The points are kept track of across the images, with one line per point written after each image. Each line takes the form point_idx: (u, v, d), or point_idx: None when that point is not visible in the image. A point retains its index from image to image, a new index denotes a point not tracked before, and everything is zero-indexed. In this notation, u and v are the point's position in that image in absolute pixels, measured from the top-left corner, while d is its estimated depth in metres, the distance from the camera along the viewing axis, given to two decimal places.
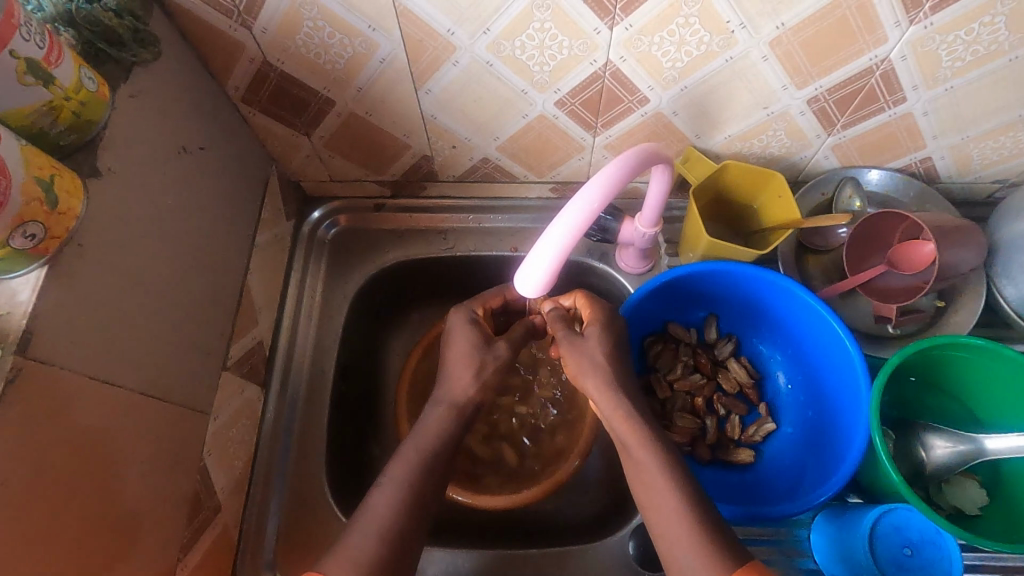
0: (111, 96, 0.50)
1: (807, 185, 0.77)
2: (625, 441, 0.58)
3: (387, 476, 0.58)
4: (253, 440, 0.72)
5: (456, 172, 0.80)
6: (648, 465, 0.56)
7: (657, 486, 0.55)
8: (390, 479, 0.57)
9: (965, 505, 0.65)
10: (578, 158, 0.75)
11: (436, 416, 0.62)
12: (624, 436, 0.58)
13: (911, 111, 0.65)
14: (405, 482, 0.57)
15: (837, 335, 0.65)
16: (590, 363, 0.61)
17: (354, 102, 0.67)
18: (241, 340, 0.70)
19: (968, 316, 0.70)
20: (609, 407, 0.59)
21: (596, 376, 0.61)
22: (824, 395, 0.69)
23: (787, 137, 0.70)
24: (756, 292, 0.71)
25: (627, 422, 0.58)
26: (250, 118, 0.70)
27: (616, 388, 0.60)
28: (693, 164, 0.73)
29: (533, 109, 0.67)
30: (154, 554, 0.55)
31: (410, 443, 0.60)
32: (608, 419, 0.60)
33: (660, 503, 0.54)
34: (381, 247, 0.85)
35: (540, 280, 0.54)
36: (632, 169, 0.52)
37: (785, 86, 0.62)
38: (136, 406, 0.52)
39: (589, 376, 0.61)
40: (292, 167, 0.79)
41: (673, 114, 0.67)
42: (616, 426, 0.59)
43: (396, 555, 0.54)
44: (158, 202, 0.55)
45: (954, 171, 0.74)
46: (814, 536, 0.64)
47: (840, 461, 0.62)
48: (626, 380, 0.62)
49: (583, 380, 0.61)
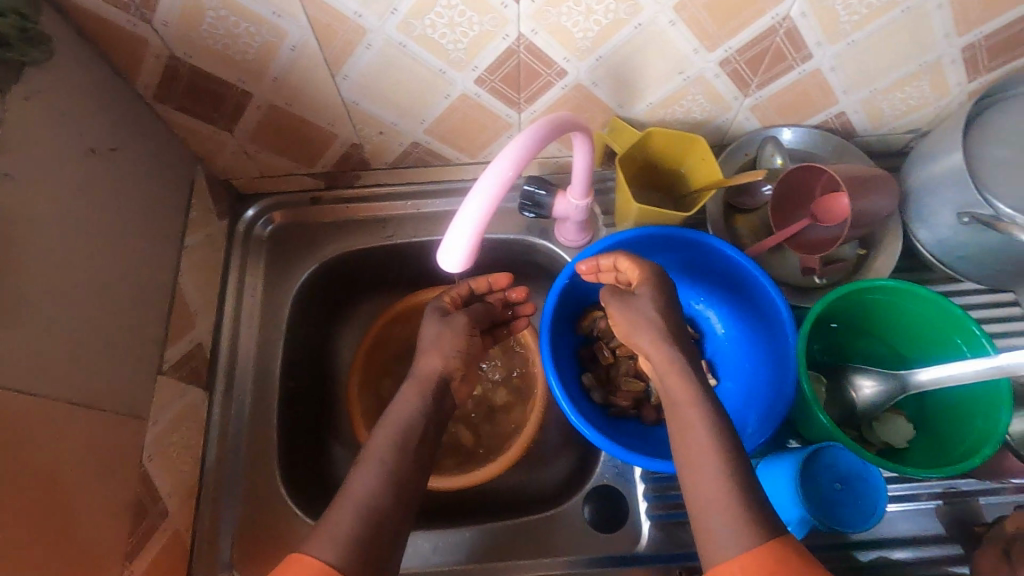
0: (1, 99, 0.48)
1: (731, 147, 0.79)
2: (674, 401, 0.55)
3: None
4: (199, 444, 0.71)
5: (388, 159, 0.80)
6: (687, 426, 0.53)
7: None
8: None
9: (895, 439, 0.68)
10: (507, 136, 0.76)
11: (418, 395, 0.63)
12: (675, 393, 0.56)
13: (818, 67, 0.68)
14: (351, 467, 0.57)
15: (763, 288, 0.68)
16: (642, 318, 0.60)
17: (273, 92, 0.66)
18: (177, 343, 0.68)
19: (888, 261, 0.73)
20: (664, 362, 0.57)
21: (650, 340, 0.59)
22: (758, 348, 0.72)
23: (706, 101, 0.72)
24: (689, 254, 0.73)
25: (679, 382, 0.56)
26: (167, 116, 0.69)
27: (671, 352, 0.58)
28: (618, 135, 0.74)
29: (454, 89, 0.67)
30: (97, 565, 0.54)
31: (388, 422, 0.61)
32: (660, 378, 0.58)
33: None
34: (319, 241, 0.84)
35: (462, 256, 0.53)
36: (543, 138, 0.53)
37: (696, 50, 0.64)
38: (60, 417, 0.51)
39: (644, 344, 0.59)
40: (219, 165, 0.78)
41: (593, 85, 0.68)
42: (671, 380, 0.56)
43: None
44: (66, 208, 0.53)
45: (868, 124, 0.77)
46: (758, 481, 0.66)
47: (772, 408, 0.65)
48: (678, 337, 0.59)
49: (635, 339, 0.60)
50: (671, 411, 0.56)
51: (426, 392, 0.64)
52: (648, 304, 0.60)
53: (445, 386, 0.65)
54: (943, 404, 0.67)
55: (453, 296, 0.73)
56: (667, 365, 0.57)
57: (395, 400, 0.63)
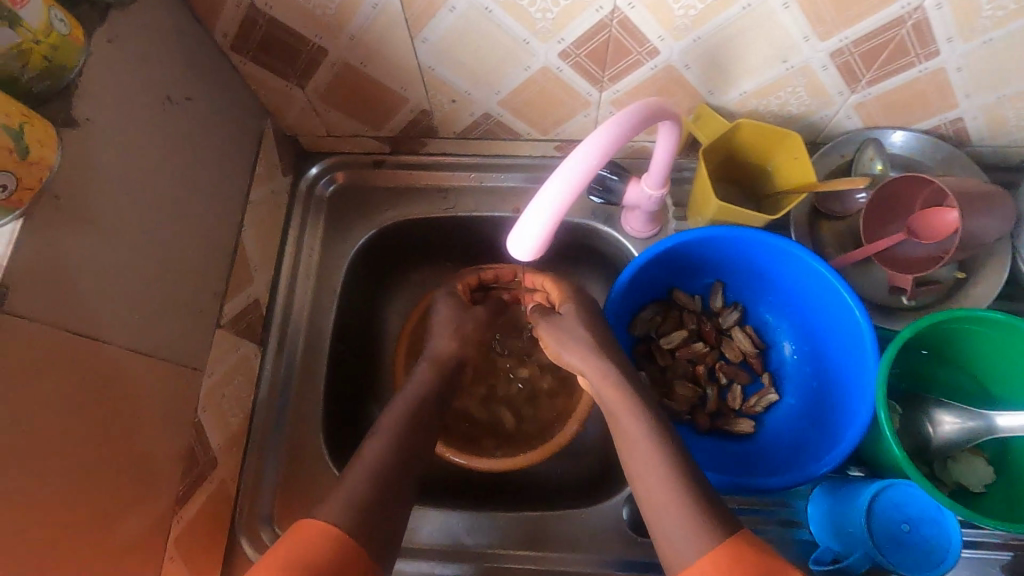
0: (85, 40, 0.47)
1: (826, 146, 0.72)
2: (614, 411, 0.58)
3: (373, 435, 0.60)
4: (250, 398, 0.72)
5: (457, 128, 0.77)
6: (626, 435, 0.57)
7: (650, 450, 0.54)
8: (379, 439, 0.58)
9: (970, 481, 0.63)
10: (583, 115, 0.72)
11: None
12: (614, 405, 0.59)
13: (943, 66, 0.60)
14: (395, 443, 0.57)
15: (847, 305, 0.62)
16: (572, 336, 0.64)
17: (348, 50, 0.64)
18: (236, 298, 0.69)
19: (988, 289, 0.67)
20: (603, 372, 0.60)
21: (580, 355, 0.63)
22: (830, 367, 0.67)
23: (806, 94, 0.66)
24: (766, 259, 0.68)
25: (619, 390, 0.59)
26: (242, 68, 0.68)
27: (604, 365, 0.61)
28: (704, 123, 0.69)
29: (536, 61, 0.63)
30: (149, 509, 0.55)
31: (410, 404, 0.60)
32: (596, 391, 0.61)
33: (652, 467, 0.54)
34: (379, 206, 0.83)
35: (534, 244, 0.51)
36: (634, 124, 0.49)
37: (806, 37, 0.58)
38: (122, 363, 0.51)
39: (574, 359, 0.63)
40: (288, 121, 0.77)
41: (685, 67, 0.63)
42: (603, 391, 0.60)
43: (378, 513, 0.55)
44: (140, 155, 0.53)
45: (986, 134, 0.70)
46: (812, 507, 0.63)
47: (842, 434, 0.60)
48: (616, 353, 0.63)
49: (567, 356, 0.64)
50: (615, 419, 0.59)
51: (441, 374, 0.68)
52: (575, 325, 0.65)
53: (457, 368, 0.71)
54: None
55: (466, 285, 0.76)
56: (603, 377, 0.60)
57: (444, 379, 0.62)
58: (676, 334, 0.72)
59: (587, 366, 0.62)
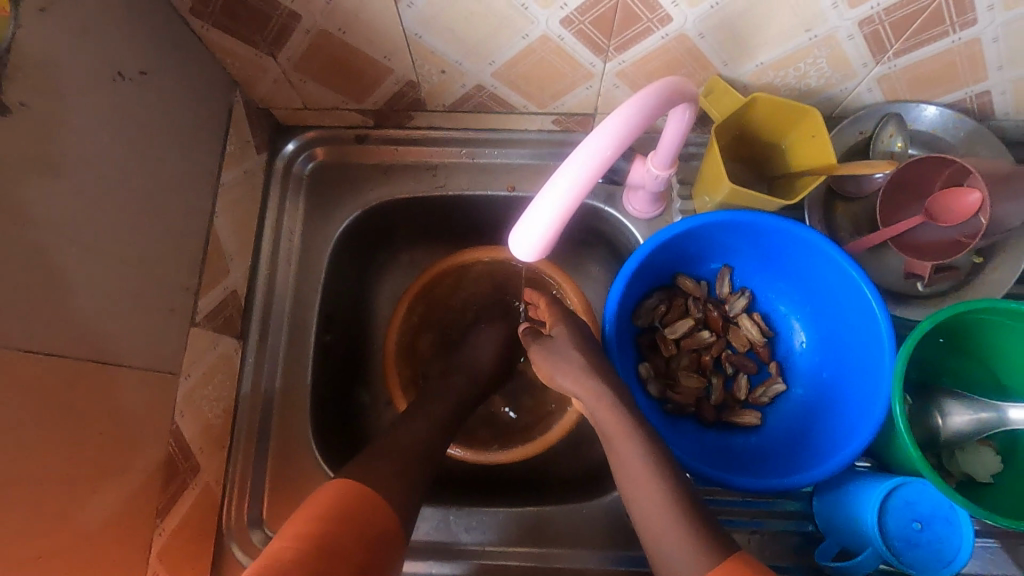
0: (12, 9, 0.40)
1: (844, 122, 0.67)
2: (609, 433, 0.55)
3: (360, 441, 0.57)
4: (232, 395, 0.68)
5: (446, 101, 0.71)
6: (623, 459, 0.54)
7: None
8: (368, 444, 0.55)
9: (977, 473, 0.62)
10: (585, 87, 0.66)
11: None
12: (609, 426, 0.55)
13: (979, 36, 0.55)
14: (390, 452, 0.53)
15: (864, 296, 0.59)
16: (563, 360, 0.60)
17: (323, 16, 0.57)
18: (211, 291, 0.63)
19: (1007, 275, 0.64)
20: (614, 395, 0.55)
21: (573, 377, 0.58)
22: (841, 358, 0.64)
23: (828, 66, 0.60)
24: (778, 246, 0.65)
25: (614, 411, 0.55)
26: (204, 35, 0.60)
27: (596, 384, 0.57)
28: (716, 98, 0.63)
29: (535, 29, 0.57)
30: (127, 526, 0.52)
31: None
32: (591, 413, 0.57)
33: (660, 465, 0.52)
34: (363, 185, 0.77)
35: (539, 242, 0.47)
36: (651, 109, 0.45)
37: (835, 4, 0.52)
38: (83, 378, 0.46)
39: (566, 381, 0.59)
40: (259, 93, 0.70)
41: (699, 37, 0.57)
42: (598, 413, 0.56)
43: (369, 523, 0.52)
44: (90, 141, 0.47)
45: (1012, 108, 0.65)
46: (820, 502, 0.61)
47: (854, 430, 0.58)
48: (608, 370, 0.59)
49: (558, 378, 0.60)
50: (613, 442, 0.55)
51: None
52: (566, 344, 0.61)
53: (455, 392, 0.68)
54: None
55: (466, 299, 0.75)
56: (596, 399, 0.56)
57: None
58: (682, 323, 0.69)
59: (579, 387, 0.58)
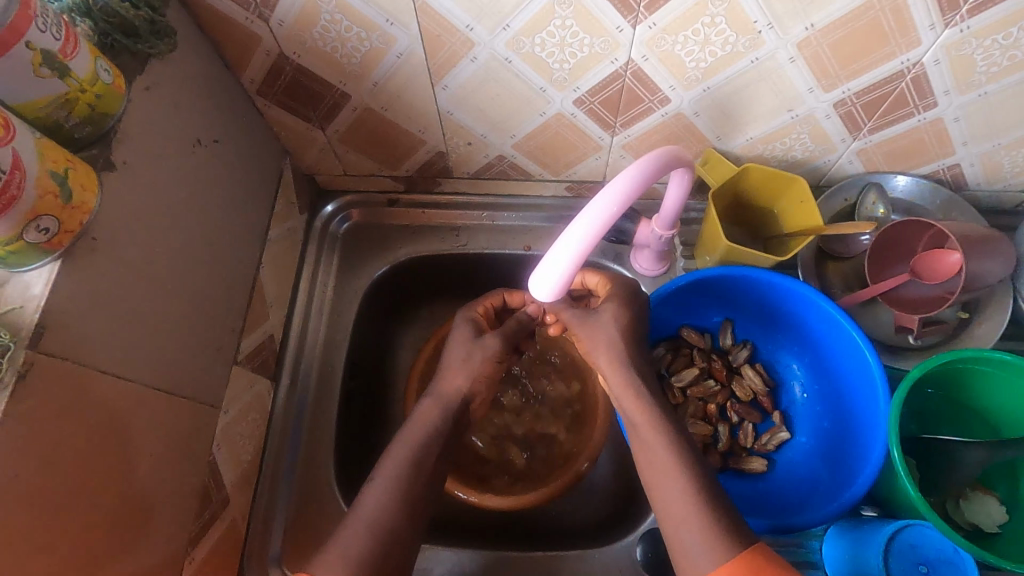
0: (126, 88, 0.50)
1: (830, 191, 0.75)
2: (634, 420, 0.59)
3: (377, 472, 0.59)
4: (262, 434, 0.72)
5: (471, 169, 0.79)
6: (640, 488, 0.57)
7: (666, 478, 0.55)
8: (381, 478, 0.59)
9: (983, 522, 0.62)
10: (595, 158, 0.74)
11: (443, 416, 0.64)
12: (633, 413, 0.59)
13: (941, 116, 0.63)
14: (395, 480, 0.58)
15: (857, 346, 0.63)
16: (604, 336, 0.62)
17: (370, 96, 0.66)
18: (252, 334, 0.69)
19: (991, 329, 0.69)
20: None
21: (609, 359, 0.61)
22: (843, 407, 0.68)
23: (811, 140, 0.68)
24: (775, 300, 0.70)
25: (640, 399, 0.59)
26: (265, 110, 0.70)
27: (626, 385, 0.61)
28: (712, 167, 0.71)
29: (551, 107, 0.66)
30: (164, 551, 0.55)
31: (403, 440, 0.62)
32: (617, 395, 0.61)
33: (668, 495, 0.55)
34: (393, 243, 0.84)
35: (556, 281, 0.52)
36: (652, 172, 0.51)
37: (811, 89, 0.60)
38: (145, 401, 0.51)
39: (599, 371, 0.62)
40: (306, 161, 0.79)
41: (695, 115, 0.66)
42: (626, 404, 0.60)
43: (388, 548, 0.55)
44: (170, 196, 0.55)
45: (982, 178, 0.72)
46: (827, 548, 0.64)
47: (856, 475, 0.61)
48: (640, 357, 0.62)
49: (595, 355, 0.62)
50: (639, 440, 0.59)
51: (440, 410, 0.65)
52: (610, 325, 0.62)
53: (462, 405, 0.66)
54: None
55: (487, 306, 0.73)
56: (624, 386, 0.60)
57: (448, 407, 0.65)
58: (687, 372, 0.74)
59: (610, 372, 0.61)
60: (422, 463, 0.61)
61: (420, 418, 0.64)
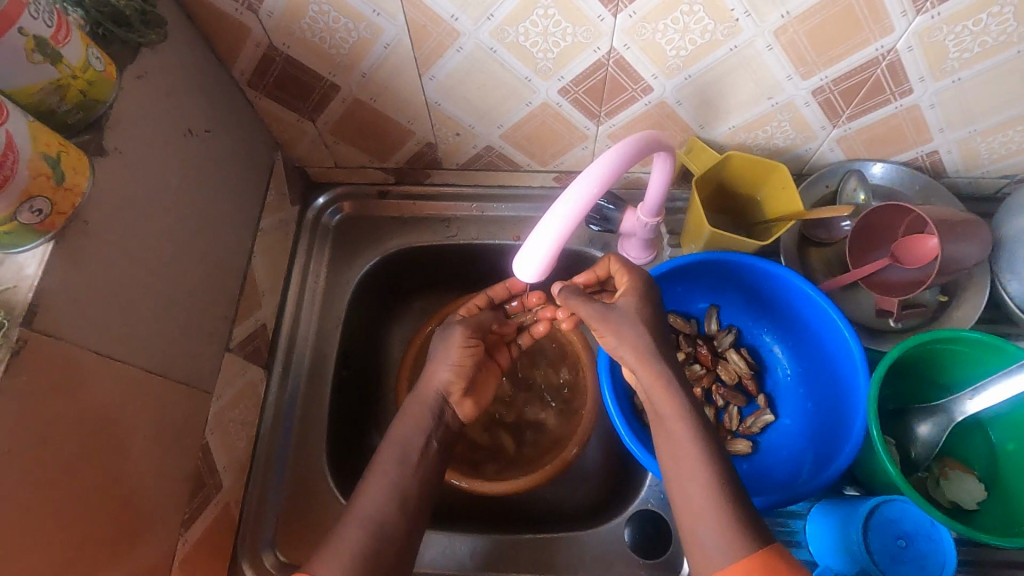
0: (118, 77, 0.51)
1: (812, 178, 0.76)
2: (662, 411, 0.57)
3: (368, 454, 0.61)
4: (255, 423, 0.73)
5: (459, 161, 0.81)
6: None
7: None
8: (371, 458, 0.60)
9: (963, 499, 0.64)
10: (581, 147, 0.75)
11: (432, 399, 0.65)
12: (661, 405, 0.58)
13: (917, 103, 0.65)
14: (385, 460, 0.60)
15: (837, 327, 0.65)
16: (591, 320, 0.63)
17: (358, 87, 0.68)
18: (244, 322, 0.70)
19: (970, 311, 0.70)
20: (650, 378, 0.58)
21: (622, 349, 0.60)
22: (825, 388, 0.69)
23: (791, 128, 0.70)
24: (759, 285, 0.71)
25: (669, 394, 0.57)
26: (257, 102, 0.71)
27: None
28: (695, 155, 0.73)
29: (536, 97, 0.67)
30: (157, 531, 0.56)
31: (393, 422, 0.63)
32: (646, 392, 0.59)
33: None
34: (383, 234, 0.85)
35: (540, 261, 0.53)
36: (631, 155, 0.53)
37: (789, 76, 0.62)
38: (138, 383, 0.52)
39: None
40: (297, 152, 0.80)
41: (677, 103, 0.67)
42: (654, 397, 0.58)
43: (378, 527, 0.56)
44: (162, 183, 0.56)
45: (960, 165, 0.74)
46: (812, 526, 0.65)
47: (837, 453, 0.62)
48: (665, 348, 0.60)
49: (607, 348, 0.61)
50: None
51: (429, 394, 0.66)
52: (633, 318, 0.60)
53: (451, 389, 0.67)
54: (1004, 418, 0.65)
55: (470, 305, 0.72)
56: (654, 379, 0.58)
57: (437, 390, 0.66)
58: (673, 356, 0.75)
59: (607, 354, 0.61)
60: (412, 445, 0.62)
61: (410, 401, 0.65)
